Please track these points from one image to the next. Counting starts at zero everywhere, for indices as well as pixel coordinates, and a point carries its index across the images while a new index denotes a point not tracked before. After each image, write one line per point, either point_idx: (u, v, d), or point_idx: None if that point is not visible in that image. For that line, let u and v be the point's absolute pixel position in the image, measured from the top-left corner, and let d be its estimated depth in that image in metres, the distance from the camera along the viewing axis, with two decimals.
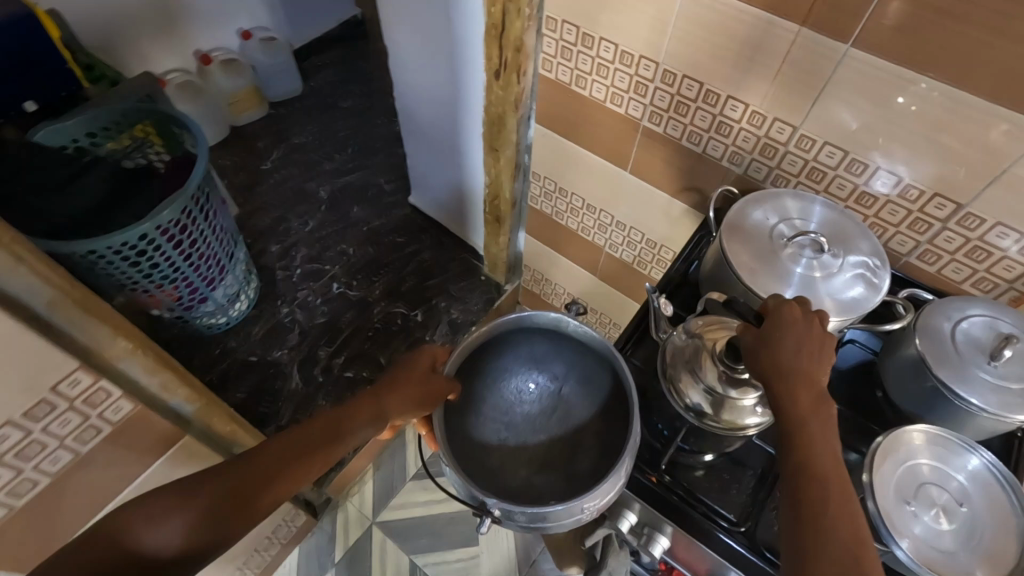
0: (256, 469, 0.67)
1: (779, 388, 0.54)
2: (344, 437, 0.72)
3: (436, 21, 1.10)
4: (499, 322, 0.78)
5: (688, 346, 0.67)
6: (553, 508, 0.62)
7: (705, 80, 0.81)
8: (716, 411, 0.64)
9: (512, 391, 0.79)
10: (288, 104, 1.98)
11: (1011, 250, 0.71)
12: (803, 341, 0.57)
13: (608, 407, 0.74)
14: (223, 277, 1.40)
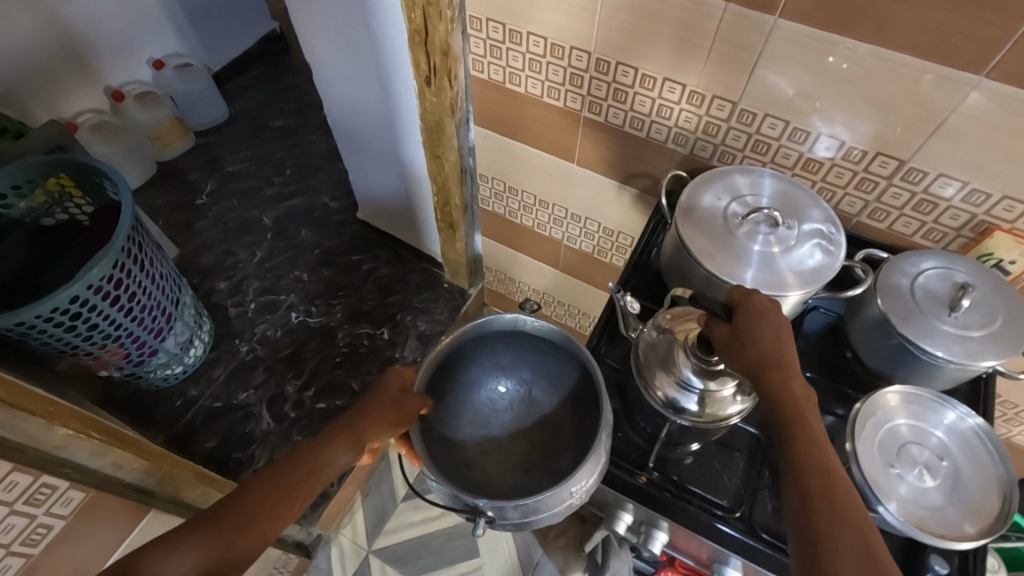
0: (241, 512, 0.59)
1: (769, 380, 0.53)
2: (328, 466, 0.65)
3: (356, 31, 1.05)
4: (459, 335, 0.72)
5: (660, 342, 0.66)
6: (542, 496, 0.59)
7: (639, 65, 0.80)
8: (697, 405, 0.63)
9: (484, 400, 0.78)
10: (217, 132, 1.89)
11: (955, 200, 0.72)
12: (781, 328, 0.56)
13: (581, 401, 0.74)
14: (171, 326, 1.33)
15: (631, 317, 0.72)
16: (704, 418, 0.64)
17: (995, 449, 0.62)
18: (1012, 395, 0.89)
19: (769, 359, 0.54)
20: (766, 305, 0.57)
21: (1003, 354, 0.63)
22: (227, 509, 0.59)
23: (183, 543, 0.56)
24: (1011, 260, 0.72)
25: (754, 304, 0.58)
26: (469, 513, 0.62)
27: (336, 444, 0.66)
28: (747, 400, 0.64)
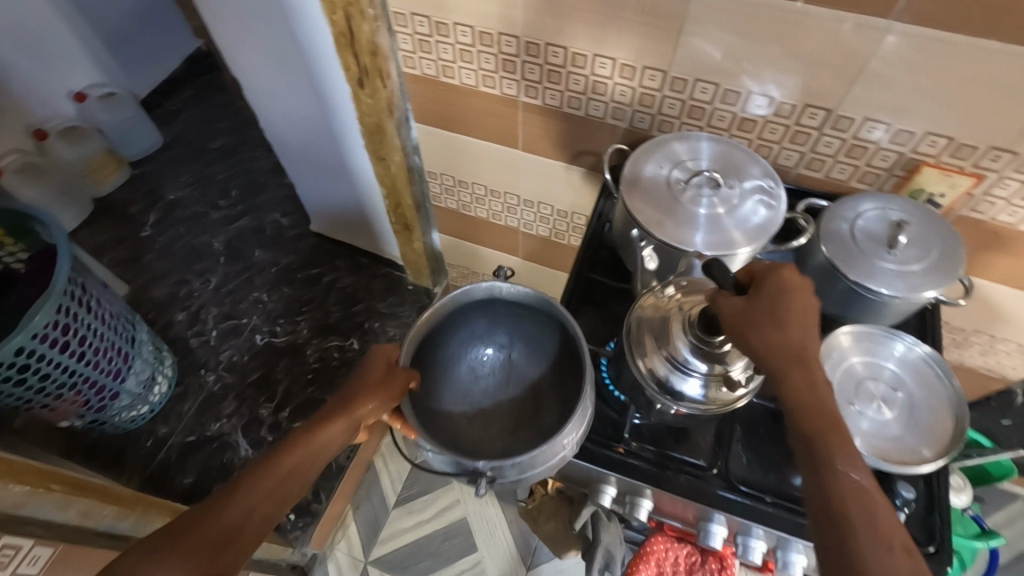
0: (233, 515, 0.55)
1: (790, 372, 0.52)
2: (314, 460, 0.62)
3: (280, 40, 1.02)
4: (438, 308, 0.70)
5: (657, 314, 0.65)
6: (537, 451, 0.60)
7: (568, 44, 0.80)
8: (686, 388, 0.62)
9: (466, 368, 0.74)
10: (153, 161, 1.82)
11: (883, 141, 0.74)
12: (801, 313, 0.54)
13: (560, 362, 0.72)
14: (130, 365, 1.29)
15: (648, 275, 0.74)
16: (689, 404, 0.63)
17: (943, 371, 0.65)
18: (959, 321, 0.93)
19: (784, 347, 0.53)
20: (788, 286, 0.55)
21: (941, 283, 0.66)
22: (217, 514, 0.54)
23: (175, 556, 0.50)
24: (941, 193, 0.76)
25: (775, 285, 0.55)
26: (469, 475, 0.60)
27: (322, 436, 0.63)
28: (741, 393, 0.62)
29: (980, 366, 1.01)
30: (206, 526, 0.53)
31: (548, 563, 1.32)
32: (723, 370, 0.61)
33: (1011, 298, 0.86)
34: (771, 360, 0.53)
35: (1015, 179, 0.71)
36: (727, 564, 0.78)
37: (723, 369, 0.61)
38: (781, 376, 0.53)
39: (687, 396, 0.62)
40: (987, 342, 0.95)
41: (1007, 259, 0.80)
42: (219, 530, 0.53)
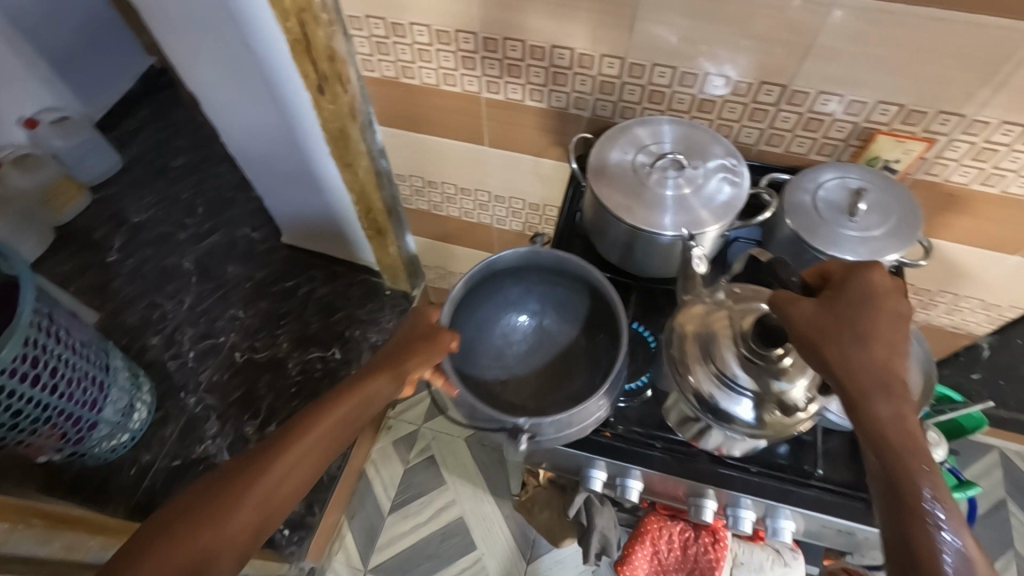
0: (289, 467, 0.57)
1: (876, 400, 0.49)
2: (365, 410, 0.63)
3: (234, 53, 1.01)
4: (471, 275, 0.72)
5: (703, 329, 0.63)
6: (578, 408, 0.63)
7: (524, 37, 0.80)
8: (731, 406, 0.61)
9: (498, 334, 0.76)
10: (113, 183, 1.77)
11: (837, 112, 0.76)
12: (886, 332, 0.52)
13: (592, 325, 0.75)
14: (106, 395, 1.26)
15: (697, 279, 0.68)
16: (734, 425, 0.61)
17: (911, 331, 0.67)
18: (923, 282, 0.97)
19: (866, 370, 0.50)
20: (872, 297, 0.54)
21: (901, 246, 0.69)
22: (273, 467, 0.56)
23: (236, 509, 0.53)
24: (896, 159, 0.78)
25: (857, 295, 0.55)
26: (508, 432, 0.63)
27: (367, 389, 0.64)
28: (793, 419, 0.60)
29: (946, 324, 1.05)
30: (265, 481, 0.55)
31: (547, 554, 1.32)
32: (777, 392, 0.59)
33: (970, 256, 0.89)
34: (852, 384, 0.50)
35: (964, 141, 0.74)
36: (721, 538, 0.79)
37: (777, 392, 0.59)
38: (865, 403, 0.49)
39: (733, 415, 0.61)
40: (951, 300, 0.99)
41: (963, 219, 0.83)
42: (276, 483, 0.56)
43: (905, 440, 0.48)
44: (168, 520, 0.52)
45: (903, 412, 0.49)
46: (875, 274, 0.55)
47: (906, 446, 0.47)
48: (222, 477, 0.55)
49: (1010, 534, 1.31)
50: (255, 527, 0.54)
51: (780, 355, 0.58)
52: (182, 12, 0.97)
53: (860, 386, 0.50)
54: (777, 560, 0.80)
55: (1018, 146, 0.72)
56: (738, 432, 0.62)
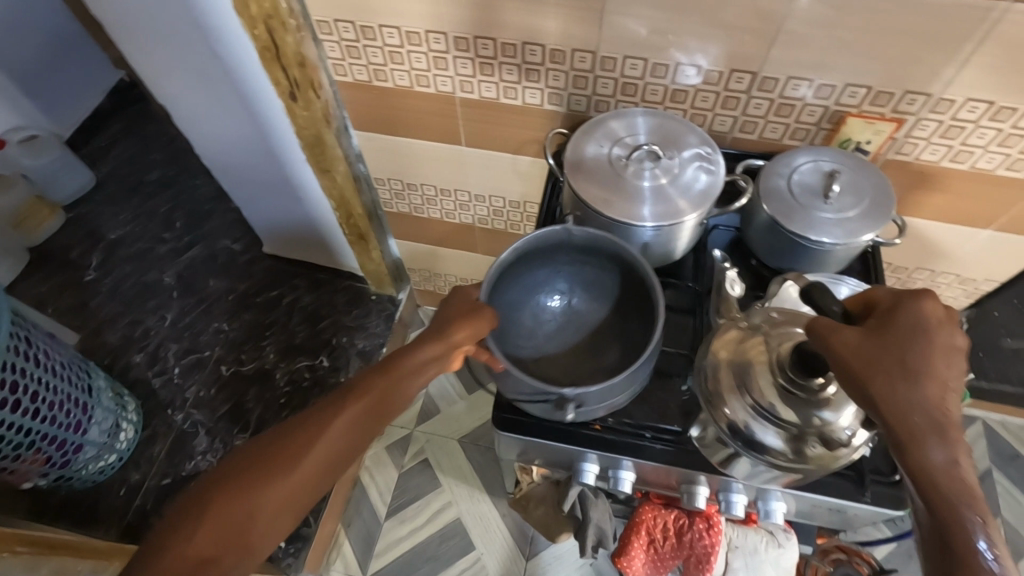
0: (321, 451, 0.58)
1: (926, 441, 0.46)
2: (400, 392, 0.62)
3: (203, 63, 1.00)
4: (512, 251, 0.69)
5: (737, 359, 0.62)
6: (623, 376, 0.63)
7: (495, 35, 0.81)
8: (767, 438, 0.60)
9: (529, 314, 0.75)
10: (88, 201, 1.74)
11: (808, 97, 0.77)
12: (939, 367, 0.49)
13: (623, 304, 0.74)
14: (90, 416, 1.24)
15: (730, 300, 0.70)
16: (771, 457, 0.60)
17: None
18: (900, 260, 0.98)
19: (917, 411, 0.47)
20: (922, 329, 0.50)
21: (877, 226, 0.69)
22: (305, 448, 0.57)
23: (268, 486, 0.55)
24: (867, 140, 0.79)
25: (906, 327, 0.51)
26: (554, 403, 0.63)
27: (411, 366, 0.62)
28: (836, 453, 0.58)
29: None
30: (310, 447, 0.58)
31: (547, 550, 1.33)
32: (818, 424, 0.58)
33: (943, 233, 0.90)
34: (901, 426, 0.47)
35: (932, 120, 0.75)
36: (715, 523, 0.79)
37: (817, 424, 0.58)
38: (915, 446, 0.46)
39: (770, 448, 0.60)
40: (928, 277, 1.01)
41: (936, 196, 0.85)
42: (308, 465, 0.57)
43: (958, 492, 0.44)
44: (210, 488, 0.55)
45: (956, 459, 0.46)
46: (926, 306, 0.51)
47: (960, 498, 0.44)
48: (260, 451, 0.57)
49: (997, 503, 1.33)
50: (286, 507, 0.56)
51: (820, 384, 0.58)
52: (145, 23, 0.96)
53: (910, 427, 0.47)
54: (772, 541, 0.80)
55: (984, 122, 0.73)
56: (776, 466, 0.60)
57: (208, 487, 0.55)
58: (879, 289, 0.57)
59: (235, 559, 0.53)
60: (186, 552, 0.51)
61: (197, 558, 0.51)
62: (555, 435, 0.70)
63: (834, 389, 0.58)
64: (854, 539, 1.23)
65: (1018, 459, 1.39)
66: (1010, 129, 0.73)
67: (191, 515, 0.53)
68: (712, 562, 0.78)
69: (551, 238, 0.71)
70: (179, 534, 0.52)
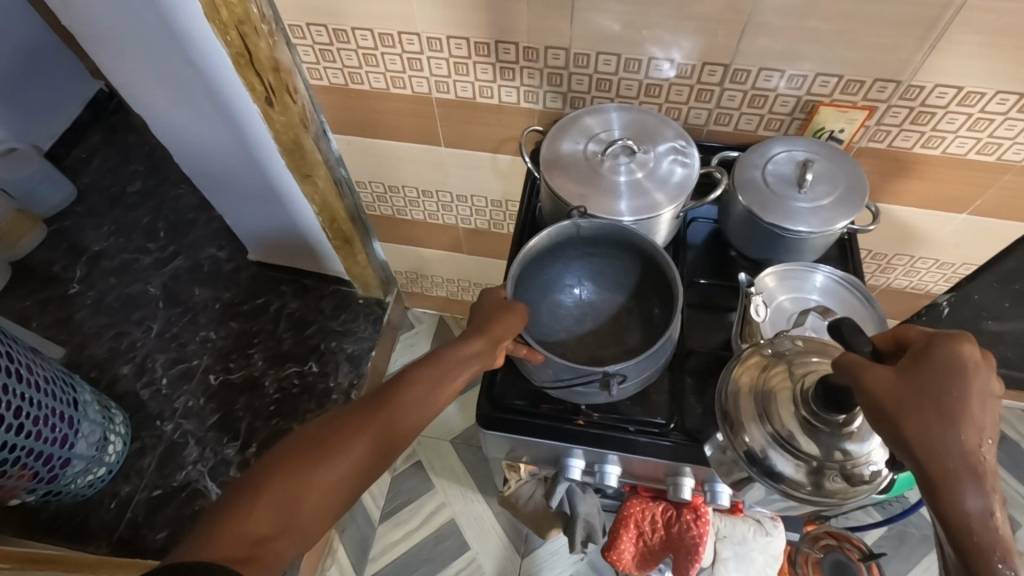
0: (375, 434, 0.56)
1: (962, 489, 0.39)
2: (448, 386, 0.61)
3: (178, 71, 0.99)
4: (524, 254, 0.69)
5: (758, 387, 0.60)
6: (658, 344, 0.63)
7: (468, 35, 0.81)
8: (785, 469, 0.57)
9: (547, 313, 0.72)
10: (70, 214, 1.73)
11: (780, 87, 0.78)
12: (979, 411, 0.42)
13: (641, 288, 0.72)
14: (77, 429, 1.23)
15: (755, 326, 0.68)
16: (790, 489, 0.58)
17: (863, 296, 0.70)
18: (879, 247, 0.99)
19: (954, 455, 0.40)
20: (963, 368, 0.43)
21: (851, 213, 0.70)
22: (361, 430, 0.56)
23: (318, 473, 0.53)
24: (840, 129, 0.80)
25: (943, 365, 0.43)
26: (599, 381, 0.63)
27: (457, 358, 0.61)
28: (858, 488, 0.56)
29: (906, 286, 1.07)
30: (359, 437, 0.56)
31: (542, 547, 1.33)
32: (841, 458, 0.56)
33: (919, 218, 0.91)
34: (934, 468, 0.40)
35: (902, 107, 0.76)
36: (702, 514, 0.77)
37: (840, 457, 0.56)
38: (948, 493, 0.40)
39: (788, 479, 0.57)
40: (908, 262, 1.02)
41: (911, 182, 0.86)
42: (360, 454, 0.55)
43: (997, 550, 0.37)
44: (265, 470, 0.53)
45: (995, 513, 0.39)
46: (967, 343, 0.44)
47: (999, 558, 0.37)
48: (316, 434, 0.56)
49: None
50: (340, 490, 0.54)
51: (843, 421, 0.55)
52: (116, 32, 0.95)
53: (944, 472, 0.40)
54: (759, 530, 0.80)
55: (953, 108, 0.74)
56: (795, 498, 0.58)
57: (263, 467, 0.53)
58: (916, 326, 0.49)
59: (289, 541, 0.50)
60: (243, 531, 0.49)
61: (253, 537, 0.49)
62: (541, 432, 0.70)
63: (858, 422, 0.56)
64: (845, 524, 1.25)
65: (1003, 439, 1.41)
66: (979, 113, 0.74)
67: (247, 493, 0.51)
68: (700, 552, 0.77)
69: (561, 234, 0.70)
70: (236, 512, 0.50)
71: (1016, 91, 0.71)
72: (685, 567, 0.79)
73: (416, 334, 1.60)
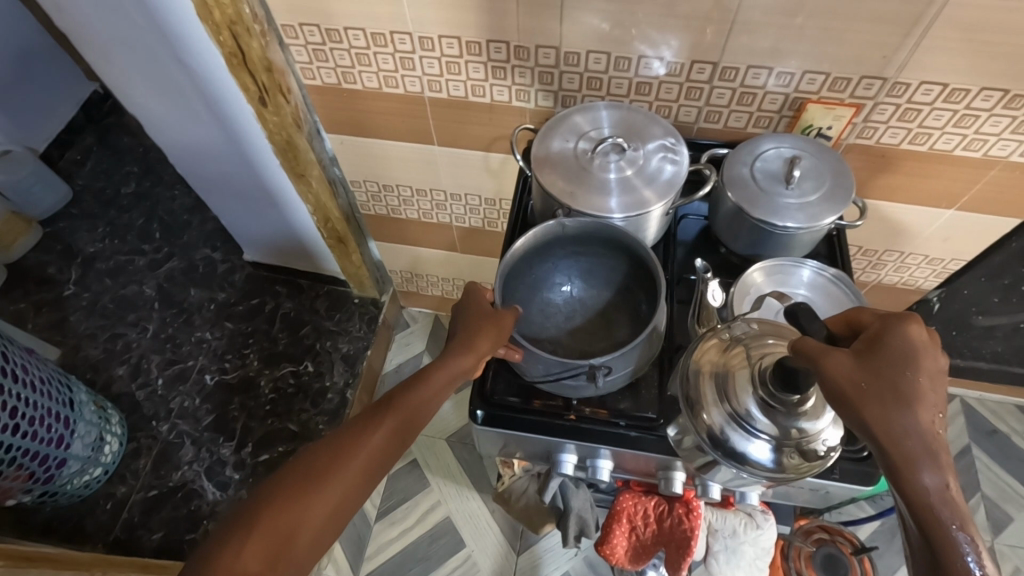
0: (363, 462, 0.57)
1: (920, 468, 0.44)
2: (432, 404, 0.62)
3: (169, 74, 1.00)
4: (510, 256, 0.69)
5: (717, 368, 0.62)
6: (642, 338, 0.64)
7: (459, 33, 0.81)
8: (744, 446, 0.59)
9: (537, 311, 0.73)
10: (64, 216, 1.73)
11: (769, 84, 0.78)
12: (929, 390, 0.47)
13: (627, 284, 0.73)
14: (72, 430, 1.23)
15: (713, 312, 0.69)
16: (750, 467, 0.60)
17: (850, 290, 0.71)
18: (869, 243, 1.00)
19: (911, 436, 0.45)
20: (912, 352, 0.48)
21: (838, 208, 0.71)
22: (348, 457, 0.57)
23: (305, 507, 0.53)
24: (828, 126, 0.81)
25: (896, 351, 0.49)
26: (588, 373, 0.64)
27: (442, 377, 0.62)
28: (811, 464, 0.58)
29: (897, 282, 1.08)
30: (345, 467, 0.56)
31: (538, 544, 1.33)
32: (797, 435, 0.58)
33: (908, 214, 0.92)
34: (895, 448, 0.45)
35: (889, 103, 0.77)
36: (694, 507, 0.78)
37: (796, 435, 0.58)
38: (909, 472, 0.44)
39: (748, 457, 0.59)
40: (898, 258, 1.02)
41: (899, 178, 0.86)
42: (347, 483, 0.56)
43: (950, 516, 0.43)
44: (254, 506, 0.53)
45: (949, 484, 0.44)
46: (915, 327, 0.50)
47: (952, 522, 0.43)
48: (305, 465, 0.56)
49: (975, 478, 1.36)
50: (332, 519, 0.54)
51: (797, 401, 0.57)
52: (107, 36, 0.96)
53: (903, 451, 0.45)
54: (751, 523, 0.80)
55: (939, 104, 0.75)
56: (755, 474, 0.60)
57: (251, 505, 0.53)
58: (866, 310, 0.55)
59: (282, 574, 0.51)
60: (235, 570, 0.49)
61: None
62: (532, 427, 0.71)
63: (812, 401, 0.58)
64: (838, 519, 1.26)
65: (996, 434, 1.41)
66: (965, 109, 0.75)
67: (238, 532, 0.51)
68: (693, 545, 0.77)
69: (548, 234, 0.71)
70: (227, 551, 0.50)
71: (1000, 88, 0.72)
72: (677, 561, 0.79)
73: (411, 334, 1.61)
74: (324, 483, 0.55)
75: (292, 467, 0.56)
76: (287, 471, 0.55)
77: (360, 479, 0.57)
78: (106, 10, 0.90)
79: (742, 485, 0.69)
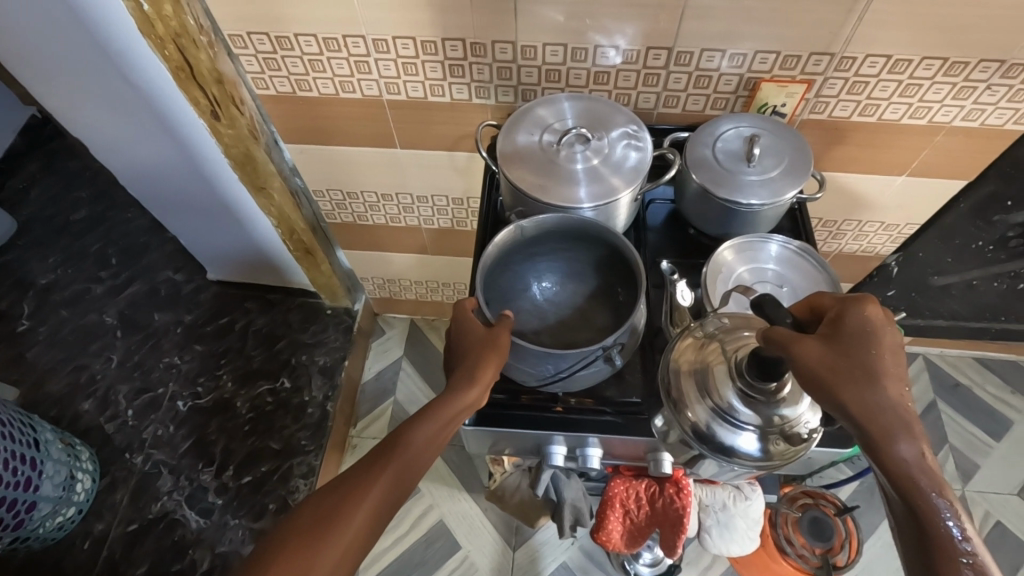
0: (371, 505, 0.55)
1: (896, 441, 0.47)
2: (439, 440, 0.60)
3: (112, 91, 0.96)
4: (486, 258, 0.69)
5: (696, 363, 0.63)
6: (635, 314, 0.65)
7: (414, 34, 0.81)
8: (731, 438, 0.60)
9: (515, 310, 0.73)
10: (12, 249, 1.65)
11: (723, 66, 0.80)
12: (893, 366, 0.49)
13: (598, 277, 0.74)
14: (40, 471, 1.18)
15: (684, 310, 0.70)
16: (738, 458, 0.61)
17: (816, 261, 0.74)
18: (830, 214, 1.03)
19: (884, 412, 0.48)
20: (873, 331, 0.50)
21: (798, 182, 0.73)
22: (355, 502, 0.55)
23: (313, 556, 0.52)
24: (782, 103, 0.83)
25: (858, 331, 0.50)
26: (604, 356, 0.65)
27: (446, 409, 0.60)
28: (797, 448, 0.60)
29: (858, 250, 1.12)
30: (354, 512, 0.55)
31: (534, 537, 1.34)
32: (779, 422, 0.60)
33: (863, 184, 0.96)
34: (873, 424, 0.47)
35: (838, 78, 0.79)
36: (683, 486, 0.78)
37: (778, 421, 0.60)
38: (886, 445, 0.47)
39: (735, 449, 0.61)
40: (856, 227, 1.06)
41: (852, 150, 0.90)
42: (356, 528, 0.54)
43: (929, 483, 0.45)
44: (266, 555, 0.53)
45: (925, 453, 0.46)
46: (872, 305, 0.51)
47: (931, 488, 0.45)
48: (315, 512, 0.55)
49: (943, 431, 1.43)
50: (340, 570, 0.53)
51: (774, 388, 0.58)
52: (42, 56, 0.92)
53: (879, 426, 0.47)
54: (739, 496, 0.83)
55: (885, 76, 0.78)
56: (744, 465, 0.61)
57: (264, 554, 0.53)
58: (825, 293, 0.56)
59: None
60: None
61: None
62: (520, 422, 0.71)
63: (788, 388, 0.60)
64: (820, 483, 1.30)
65: (958, 388, 1.48)
66: (909, 79, 0.78)
67: None
68: (685, 523, 0.78)
69: (520, 235, 0.71)
70: None
71: (940, 56, 0.75)
72: (672, 540, 0.81)
73: (388, 340, 1.58)
74: (329, 528, 0.54)
75: (302, 513, 0.55)
76: (298, 516, 0.55)
77: (369, 523, 0.55)
78: (39, 27, 0.86)
79: (730, 478, 0.71)
